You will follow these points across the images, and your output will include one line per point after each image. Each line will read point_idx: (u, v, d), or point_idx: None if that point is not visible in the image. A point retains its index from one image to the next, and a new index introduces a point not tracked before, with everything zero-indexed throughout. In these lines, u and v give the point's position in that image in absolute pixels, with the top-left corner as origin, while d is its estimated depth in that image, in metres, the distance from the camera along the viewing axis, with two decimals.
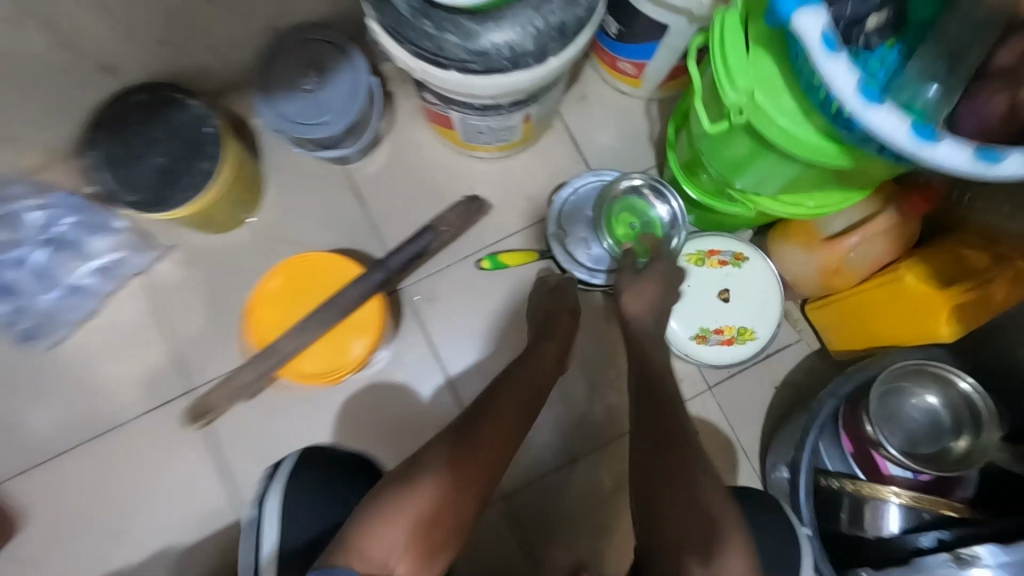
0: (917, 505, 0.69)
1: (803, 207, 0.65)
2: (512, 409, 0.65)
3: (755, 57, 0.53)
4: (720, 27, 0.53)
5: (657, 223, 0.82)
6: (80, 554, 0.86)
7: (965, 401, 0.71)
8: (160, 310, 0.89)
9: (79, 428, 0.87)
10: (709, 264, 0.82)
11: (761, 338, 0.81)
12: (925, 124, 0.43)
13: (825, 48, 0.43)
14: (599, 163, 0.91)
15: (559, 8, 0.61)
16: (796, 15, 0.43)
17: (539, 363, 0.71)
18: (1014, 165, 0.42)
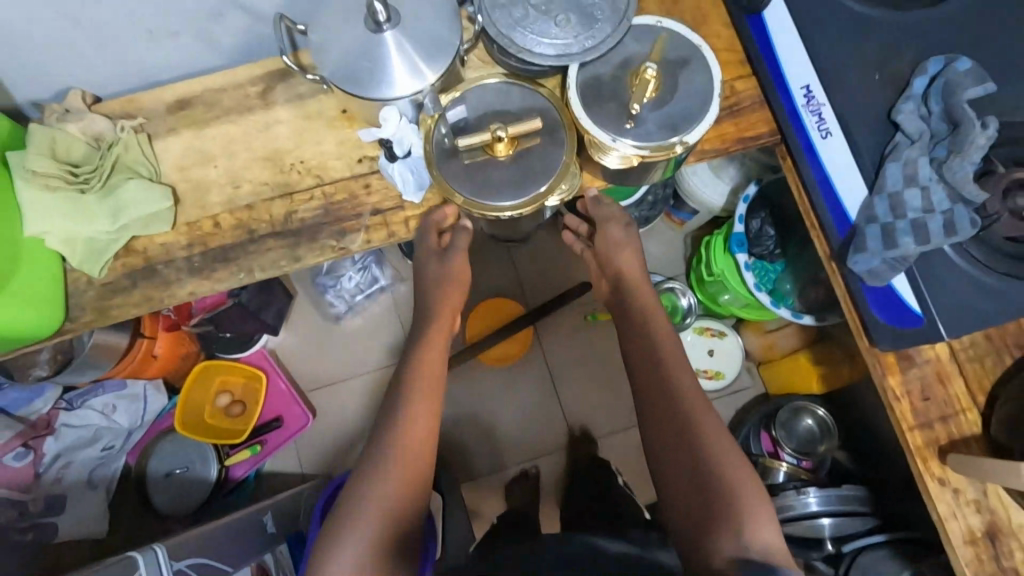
0: (794, 473, 1.35)
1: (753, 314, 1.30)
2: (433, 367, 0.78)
3: (725, 254, 1.24)
4: (715, 239, 1.26)
5: (681, 308, 1.51)
6: (343, 439, 1.56)
7: (827, 423, 1.38)
8: (401, 311, 1.63)
9: (350, 368, 1.60)
10: (705, 334, 1.52)
11: (727, 378, 1.51)
12: (777, 299, 1.13)
13: (745, 268, 1.15)
14: (653, 267, 1.62)
15: (645, 211, 1.38)
16: (737, 253, 1.16)
17: (445, 314, 0.83)
18: (809, 320, 1.12)
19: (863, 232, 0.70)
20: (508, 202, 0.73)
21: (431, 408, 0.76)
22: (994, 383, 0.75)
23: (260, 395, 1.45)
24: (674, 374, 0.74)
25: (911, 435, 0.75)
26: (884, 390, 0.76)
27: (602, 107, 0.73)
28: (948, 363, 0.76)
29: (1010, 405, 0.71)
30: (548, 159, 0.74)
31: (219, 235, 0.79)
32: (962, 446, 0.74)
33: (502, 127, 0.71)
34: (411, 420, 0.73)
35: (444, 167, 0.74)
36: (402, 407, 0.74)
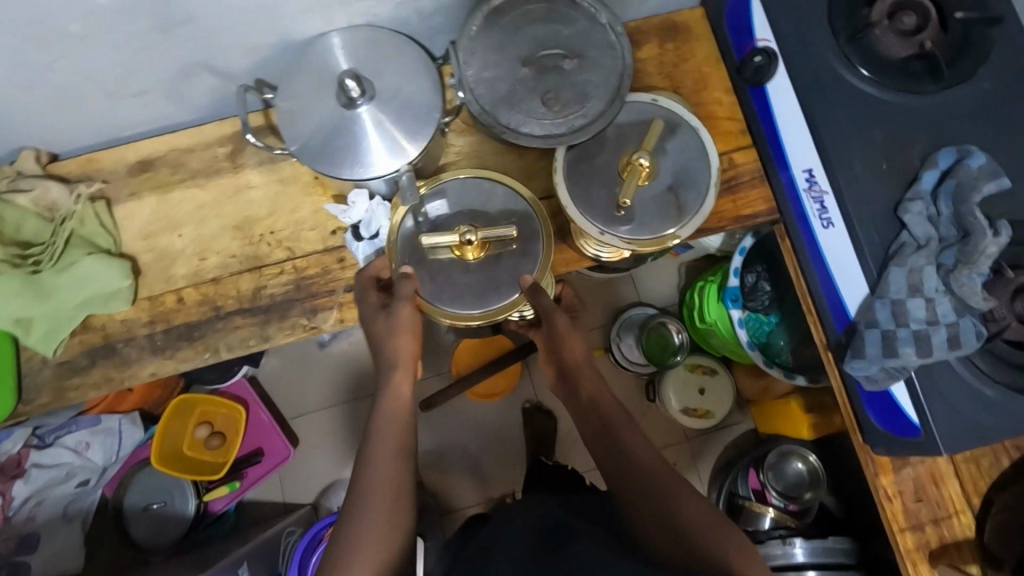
0: (780, 519, 1.34)
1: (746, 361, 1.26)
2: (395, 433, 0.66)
3: (717, 303, 1.21)
4: (708, 286, 1.23)
5: (673, 343, 1.49)
6: (326, 468, 1.52)
7: (816, 468, 1.37)
8: None
9: (333, 396, 1.56)
10: (696, 371, 1.50)
11: (717, 417, 1.49)
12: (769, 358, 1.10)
13: (738, 323, 1.12)
14: (646, 297, 1.59)
15: None
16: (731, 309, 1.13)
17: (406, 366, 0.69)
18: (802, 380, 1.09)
19: (862, 337, 0.66)
20: (478, 310, 0.68)
21: (399, 492, 0.63)
22: (989, 485, 0.73)
23: (240, 427, 1.41)
24: (624, 433, 0.69)
25: (903, 538, 0.72)
26: (876, 489, 0.74)
27: (590, 194, 0.68)
28: (942, 463, 0.73)
29: (1004, 516, 0.68)
30: (527, 250, 0.70)
31: (183, 311, 0.74)
32: (954, 552, 0.72)
33: (473, 231, 0.67)
34: (380, 510, 0.61)
35: (417, 253, 0.70)
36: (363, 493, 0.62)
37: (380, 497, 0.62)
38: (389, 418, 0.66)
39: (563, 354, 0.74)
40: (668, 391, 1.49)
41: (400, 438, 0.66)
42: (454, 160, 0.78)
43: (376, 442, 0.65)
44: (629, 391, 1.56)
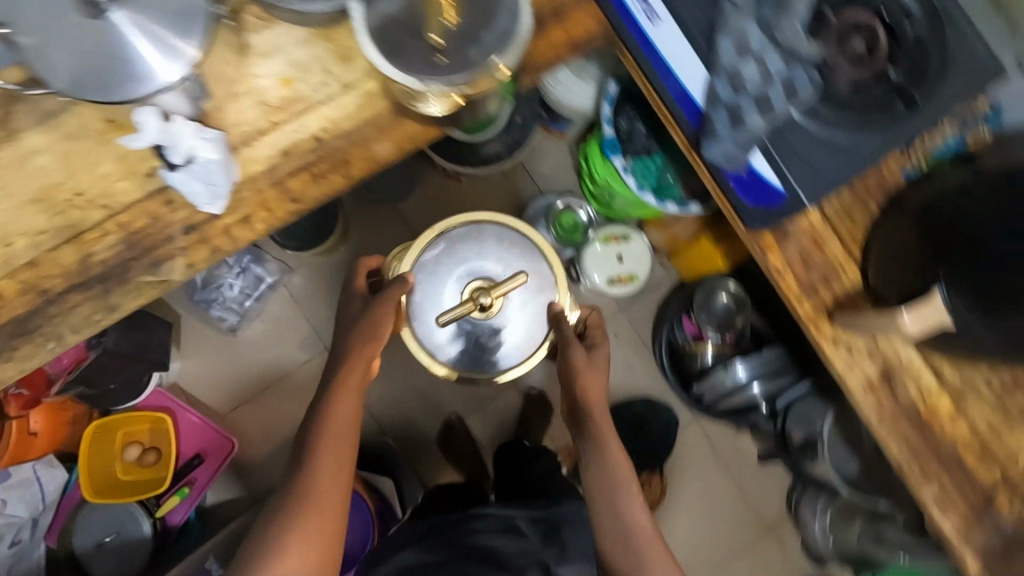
0: (720, 351, 1.42)
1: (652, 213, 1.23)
2: (326, 449, 0.84)
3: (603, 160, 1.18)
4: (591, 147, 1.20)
5: (581, 221, 1.51)
6: (279, 448, 1.50)
7: (740, 293, 1.41)
8: (299, 304, 1.54)
9: (266, 378, 1.52)
10: (611, 242, 1.51)
11: (642, 279, 1.52)
12: (662, 196, 1.09)
13: (624, 170, 1.10)
14: (546, 186, 1.58)
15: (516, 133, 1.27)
16: (613, 157, 1.10)
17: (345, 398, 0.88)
18: (699, 210, 1.08)
19: (711, 117, 0.66)
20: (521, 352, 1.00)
21: (322, 496, 0.82)
22: (866, 229, 0.76)
23: (172, 437, 1.33)
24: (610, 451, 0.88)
25: (801, 304, 0.76)
26: (769, 267, 0.76)
27: (402, 47, 0.63)
28: (822, 222, 0.76)
29: (883, 252, 0.72)
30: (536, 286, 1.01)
31: (7, 308, 0.66)
32: (848, 301, 0.76)
33: (485, 295, 0.93)
34: (312, 519, 0.81)
35: (432, 280, 1.01)
36: (302, 495, 0.82)
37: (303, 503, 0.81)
38: (331, 439, 0.85)
39: (580, 390, 0.91)
40: (587, 267, 1.50)
41: (334, 450, 0.85)
42: (260, 61, 0.70)
43: (321, 454, 0.84)
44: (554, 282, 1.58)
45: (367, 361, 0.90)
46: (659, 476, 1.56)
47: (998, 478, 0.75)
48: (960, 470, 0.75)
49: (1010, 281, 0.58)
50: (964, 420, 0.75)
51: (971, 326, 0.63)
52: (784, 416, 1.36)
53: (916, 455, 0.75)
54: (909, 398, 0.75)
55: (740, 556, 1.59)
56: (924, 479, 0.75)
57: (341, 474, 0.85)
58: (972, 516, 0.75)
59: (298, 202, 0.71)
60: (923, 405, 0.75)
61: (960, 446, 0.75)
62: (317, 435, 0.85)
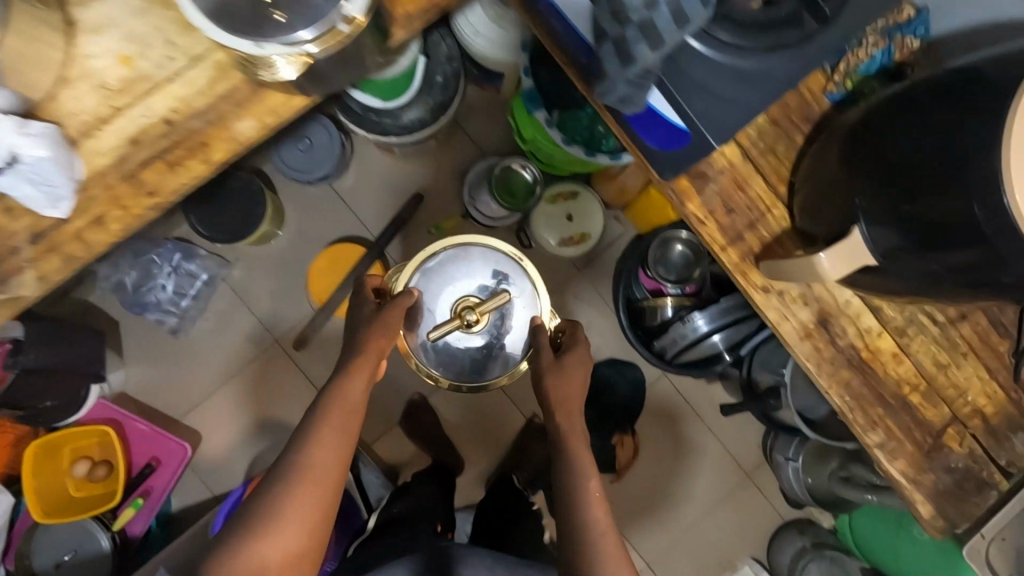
0: (680, 304, 1.36)
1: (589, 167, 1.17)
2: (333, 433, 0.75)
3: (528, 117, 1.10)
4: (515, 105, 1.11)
5: (525, 182, 1.43)
6: (239, 446, 1.47)
7: (694, 241, 1.37)
8: (242, 297, 1.47)
9: (216, 377, 1.47)
10: (557, 201, 1.45)
11: (594, 237, 1.45)
12: (589, 148, 1.03)
13: (548, 123, 1.03)
14: (488, 149, 1.52)
15: (438, 94, 1.19)
16: (535, 112, 1.04)
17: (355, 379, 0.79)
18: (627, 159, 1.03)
19: (601, 55, 0.58)
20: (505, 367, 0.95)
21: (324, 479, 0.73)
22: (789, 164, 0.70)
23: (119, 449, 1.28)
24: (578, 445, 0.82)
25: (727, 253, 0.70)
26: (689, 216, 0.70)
27: (232, 7, 0.55)
28: (743, 162, 0.70)
29: (808, 187, 0.66)
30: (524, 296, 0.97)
31: None
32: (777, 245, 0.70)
33: (470, 313, 0.89)
34: (304, 491, 0.72)
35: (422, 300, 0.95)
36: (296, 468, 0.72)
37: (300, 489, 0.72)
38: (343, 413, 0.76)
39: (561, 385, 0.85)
40: (536, 229, 1.44)
41: (340, 434, 0.75)
42: (89, 38, 0.62)
43: (322, 427, 0.75)
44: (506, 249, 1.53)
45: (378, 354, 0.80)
46: (632, 436, 1.53)
47: (944, 416, 0.71)
48: (904, 411, 0.71)
49: (930, 207, 0.53)
50: (907, 359, 0.71)
51: (895, 261, 0.58)
52: (750, 361, 1.33)
53: (859, 401, 0.71)
54: (847, 342, 0.70)
55: (721, 509, 1.56)
56: (867, 425, 0.71)
57: (342, 446, 0.75)
58: (920, 459, 0.71)
59: (155, 195, 0.64)
60: (861, 347, 0.71)
61: (902, 386, 0.71)
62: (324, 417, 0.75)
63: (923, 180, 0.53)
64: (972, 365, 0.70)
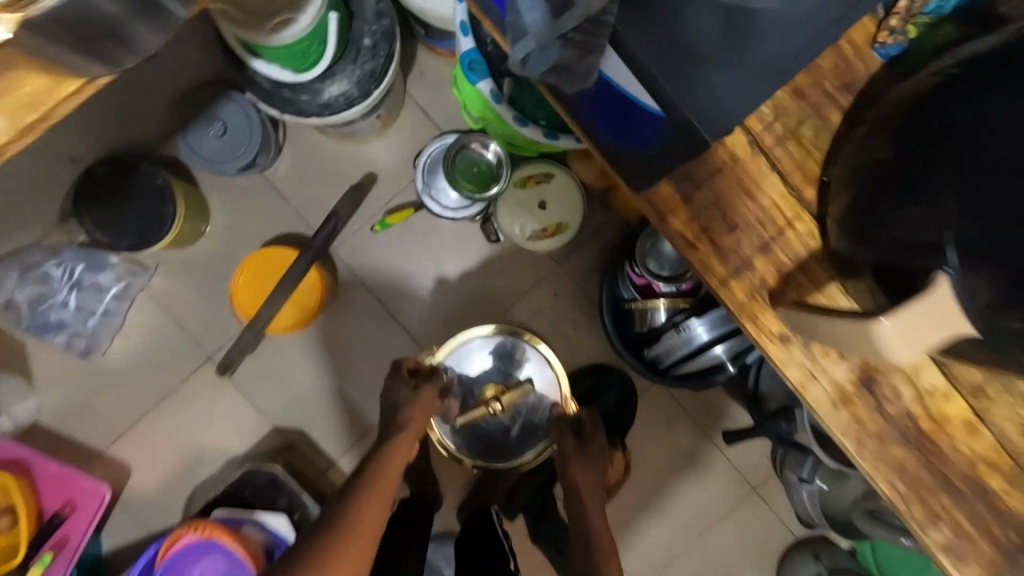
0: (674, 306, 1.15)
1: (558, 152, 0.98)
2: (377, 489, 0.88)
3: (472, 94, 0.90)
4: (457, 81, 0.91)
5: (488, 164, 1.22)
6: (175, 478, 1.29)
7: None
8: (167, 309, 1.27)
9: (140, 403, 1.28)
10: (529, 185, 1.22)
11: (573, 228, 1.23)
12: (552, 129, 0.82)
13: (496, 97, 0.81)
14: (447, 125, 1.30)
15: (368, 61, 0.95)
16: (478, 82, 0.81)
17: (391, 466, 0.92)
18: None
19: None
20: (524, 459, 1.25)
21: (376, 514, 0.85)
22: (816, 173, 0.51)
23: (21, 496, 1.10)
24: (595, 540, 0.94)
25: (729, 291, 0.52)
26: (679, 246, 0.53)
27: None
28: (753, 161, 0.51)
29: (845, 200, 0.47)
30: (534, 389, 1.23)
31: None
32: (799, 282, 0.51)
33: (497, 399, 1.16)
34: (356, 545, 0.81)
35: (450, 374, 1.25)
36: (343, 534, 0.80)
37: (347, 563, 0.79)
38: (386, 479, 0.90)
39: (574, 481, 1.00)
40: (502, 220, 1.22)
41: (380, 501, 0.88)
42: None
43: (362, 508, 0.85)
44: (471, 244, 1.31)
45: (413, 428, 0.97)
46: (621, 451, 1.32)
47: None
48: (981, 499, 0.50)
49: None
50: (986, 427, 0.50)
51: (997, 327, 0.37)
52: (757, 368, 1.13)
53: (916, 489, 0.50)
54: (901, 407, 0.50)
55: (723, 525, 1.38)
56: (928, 521, 0.50)
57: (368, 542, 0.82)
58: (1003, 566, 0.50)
59: None
60: (922, 412, 0.50)
61: (980, 465, 0.50)
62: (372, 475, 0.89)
63: (1000, 205, 0.35)
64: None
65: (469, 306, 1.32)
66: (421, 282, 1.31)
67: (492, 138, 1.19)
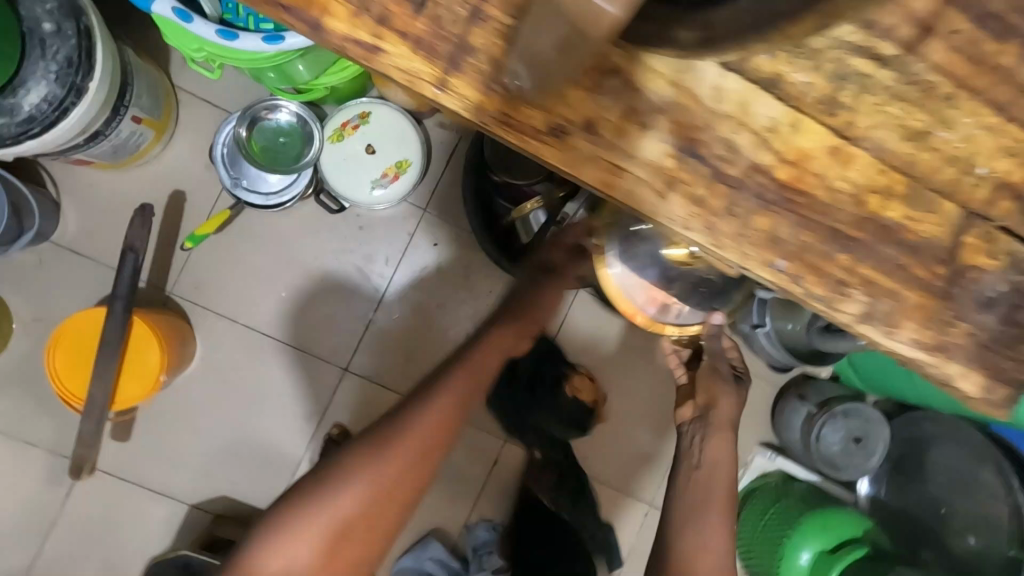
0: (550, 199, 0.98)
1: (345, 70, 0.89)
2: (376, 478, 0.78)
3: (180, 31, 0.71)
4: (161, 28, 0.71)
5: (292, 128, 1.04)
6: None
7: None
8: (9, 431, 1.08)
9: (24, 546, 1.09)
10: (348, 134, 1.04)
11: (415, 162, 1.06)
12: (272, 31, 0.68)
13: (181, 17, 0.66)
14: (238, 105, 1.11)
15: (58, 49, 0.76)
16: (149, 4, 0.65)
17: (410, 449, 0.80)
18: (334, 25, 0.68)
19: None
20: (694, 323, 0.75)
21: (379, 492, 0.78)
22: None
23: None
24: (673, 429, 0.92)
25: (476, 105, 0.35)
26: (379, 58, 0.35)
27: None
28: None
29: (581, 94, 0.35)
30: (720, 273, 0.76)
31: None
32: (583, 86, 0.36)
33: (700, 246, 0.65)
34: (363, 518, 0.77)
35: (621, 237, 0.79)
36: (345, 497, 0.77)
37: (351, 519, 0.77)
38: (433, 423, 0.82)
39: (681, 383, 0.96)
40: (338, 185, 1.05)
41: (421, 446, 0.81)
42: None
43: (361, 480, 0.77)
44: (323, 225, 1.16)
45: (517, 327, 0.90)
46: (578, 374, 1.21)
47: (970, 223, 0.39)
48: (764, 213, 0.37)
49: None
50: (712, 79, 0.36)
51: None
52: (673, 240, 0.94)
53: (763, 266, 0.37)
54: (741, 162, 0.36)
55: None
56: (855, 282, 0.38)
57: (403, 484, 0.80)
58: (776, 258, 0.37)
59: None
60: (660, 171, 0.36)
61: (825, 215, 0.37)
62: (381, 456, 0.79)
63: None
64: (990, 106, 0.38)
65: (345, 291, 1.18)
66: (282, 286, 1.16)
67: (277, 96, 1.00)
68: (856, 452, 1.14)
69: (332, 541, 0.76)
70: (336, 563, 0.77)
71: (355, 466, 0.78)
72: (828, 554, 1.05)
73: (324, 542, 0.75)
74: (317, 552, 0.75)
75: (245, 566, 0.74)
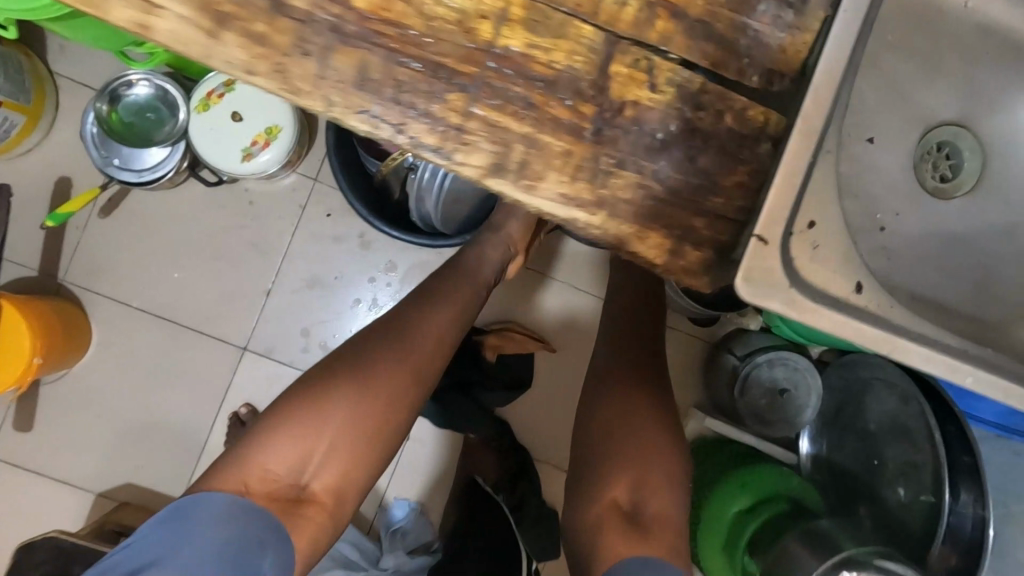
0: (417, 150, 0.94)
1: None
2: (396, 368, 0.74)
3: None
4: None
5: (151, 103, 1.05)
6: None
7: None
8: None
9: None
10: (214, 103, 1.01)
11: (288, 128, 1.03)
12: None
13: None
14: None
15: None
16: None
17: (428, 338, 0.79)
18: None
19: None
20: None
21: (395, 391, 0.73)
22: None
23: None
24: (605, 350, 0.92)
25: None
26: None
27: None
28: None
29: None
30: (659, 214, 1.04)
31: None
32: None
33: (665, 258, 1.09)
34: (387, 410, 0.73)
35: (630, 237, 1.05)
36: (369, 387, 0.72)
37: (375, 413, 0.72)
38: (449, 320, 0.82)
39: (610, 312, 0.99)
40: (208, 155, 1.01)
41: (442, 338, 0.80)
42: None
43: (389, 367, 0.74)
44: (213, 202, 1.14)
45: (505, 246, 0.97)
46: (496, 335, 1.17)
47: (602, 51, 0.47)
48: (343, 49, 0.45)
49: None
50: None
51: None
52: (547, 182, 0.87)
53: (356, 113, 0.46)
54: None
55: None
56: (465, 128, 0.46)
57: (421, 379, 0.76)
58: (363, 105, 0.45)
59: None
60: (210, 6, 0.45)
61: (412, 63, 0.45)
62: (405, 344, 0.76)
63: None
64: None
65: (243, 268, 1.15)
66: (178, 266, 1.14)
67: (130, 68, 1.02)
68: (783, 405, 1.06)
69: (356, 428, 0.70)
70: (356, 457, 0.71)
71: (376, 354, 0.74)
72: (747, 514, 0.99)
73: (343, 431, 0.70)
74: (337, 440, 0.69)
75: (248, 456, 0.67)
